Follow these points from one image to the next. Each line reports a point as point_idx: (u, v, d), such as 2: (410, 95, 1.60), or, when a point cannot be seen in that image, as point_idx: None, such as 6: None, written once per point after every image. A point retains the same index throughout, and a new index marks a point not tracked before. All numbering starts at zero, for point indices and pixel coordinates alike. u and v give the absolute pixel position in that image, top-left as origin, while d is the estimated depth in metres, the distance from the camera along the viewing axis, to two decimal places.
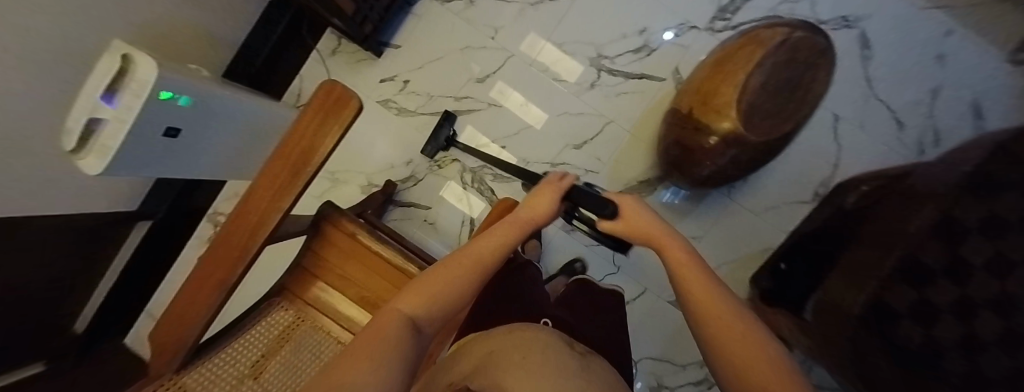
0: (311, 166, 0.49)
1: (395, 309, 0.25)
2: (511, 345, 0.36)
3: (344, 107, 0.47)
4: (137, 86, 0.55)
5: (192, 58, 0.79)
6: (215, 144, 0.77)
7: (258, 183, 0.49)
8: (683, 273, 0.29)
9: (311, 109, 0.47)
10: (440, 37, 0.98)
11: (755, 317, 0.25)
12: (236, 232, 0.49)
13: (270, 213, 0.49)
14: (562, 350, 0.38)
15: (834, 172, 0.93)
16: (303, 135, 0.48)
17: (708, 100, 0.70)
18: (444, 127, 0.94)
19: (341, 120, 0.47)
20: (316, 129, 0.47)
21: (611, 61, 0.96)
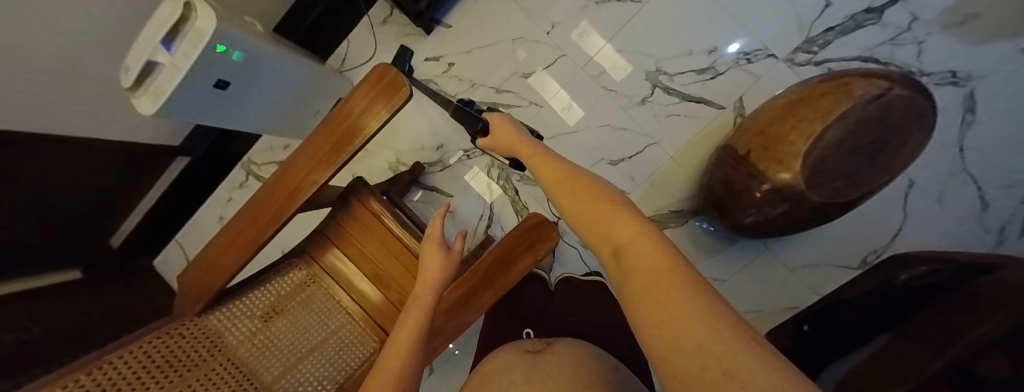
0: (349, 150, 0.48)
1: None
2: (497, 372, 0.46)
3: (387, 97, 0.47)
4: (196, 36, 0.56)
5: (250, 10, 0.80)
6: (263, 100, 0.79)
7: (297, 155, 0.50)
8: (549, 174, 0.35)
9: (353, 99, 0.47)
10: (494, 23, 0.93)
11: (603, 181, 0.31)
12: (272, 199, 0.51)
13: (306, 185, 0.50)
14: (520, 357, 0.47)
15: (891, 243, 0.84)
16: (347, 116, 0.48)
17: (771, 146, 0.64)
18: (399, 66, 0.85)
19: (382, 115, 0.47)
20: (361, 117, 0.47)
21: (669, 78, 0.89)
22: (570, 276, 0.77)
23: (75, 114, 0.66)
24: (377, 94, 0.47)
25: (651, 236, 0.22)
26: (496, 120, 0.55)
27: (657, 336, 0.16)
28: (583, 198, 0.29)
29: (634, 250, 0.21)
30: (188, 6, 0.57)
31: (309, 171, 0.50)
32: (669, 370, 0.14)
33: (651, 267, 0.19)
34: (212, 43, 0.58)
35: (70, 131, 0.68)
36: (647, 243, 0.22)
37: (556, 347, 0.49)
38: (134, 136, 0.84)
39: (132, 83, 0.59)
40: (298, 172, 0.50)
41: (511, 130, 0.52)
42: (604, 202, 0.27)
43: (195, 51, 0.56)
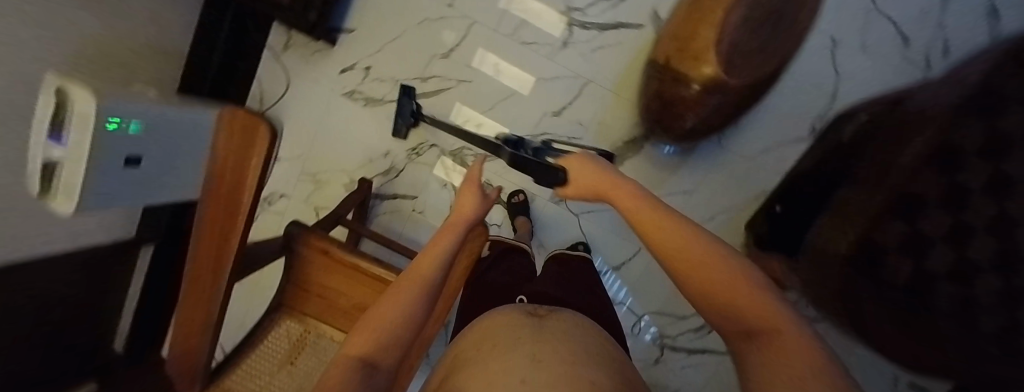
0: (244, 201, 0.50)
1: (348, 354, 0.28)
2: (477, 338, 0.44)
3: (257, 129, 0.50)
4: (82, 120, 0.54)
5: (145, 79, 0.76)
6: (180, 163, 0.77)
7: (201, 230, 0.51)
8: (661, 242, 0.27)
9: (225, 145, 0.51)
10: (395, 13, 0.89)
11: (726, 248, 0.27)
12: (202, 277, 0.51)
13: (223, 254, 0.50)
14: (523, 321, 0.44)
15: (833, 104, 0.86)
16: (229, 170, 0.51)
17: (685, 46, 0.65)
18: (405, 102, 0.89)
19: (258, 151, 0.50)
20: (241, 154, 0.50)
21: (582, 13, 0.88)
22: (563, 253, 0.80)
23: (31, 235, 0.64)
24: (250, 123, 0.51)
25: (787, 319, 0.22)
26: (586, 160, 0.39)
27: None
28: (709, 273, 0.25)
29: (769, 341, 0.21)
30: (62, 91, 0.54)
31: (221, 237, 0.50)
32: None
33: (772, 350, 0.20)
34: (99, 119, 0.55)
35: (39, 251, 0.67)
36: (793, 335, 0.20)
37: (556, 315, 0.47)
38: (87, 241, 0.82)
39: (40, 189, 0.56)
40: (209, 250, 0.51)
41: (592, 168, 0.38)
42: (738, 285, 0.24)
43: (88, 132, 0.54)
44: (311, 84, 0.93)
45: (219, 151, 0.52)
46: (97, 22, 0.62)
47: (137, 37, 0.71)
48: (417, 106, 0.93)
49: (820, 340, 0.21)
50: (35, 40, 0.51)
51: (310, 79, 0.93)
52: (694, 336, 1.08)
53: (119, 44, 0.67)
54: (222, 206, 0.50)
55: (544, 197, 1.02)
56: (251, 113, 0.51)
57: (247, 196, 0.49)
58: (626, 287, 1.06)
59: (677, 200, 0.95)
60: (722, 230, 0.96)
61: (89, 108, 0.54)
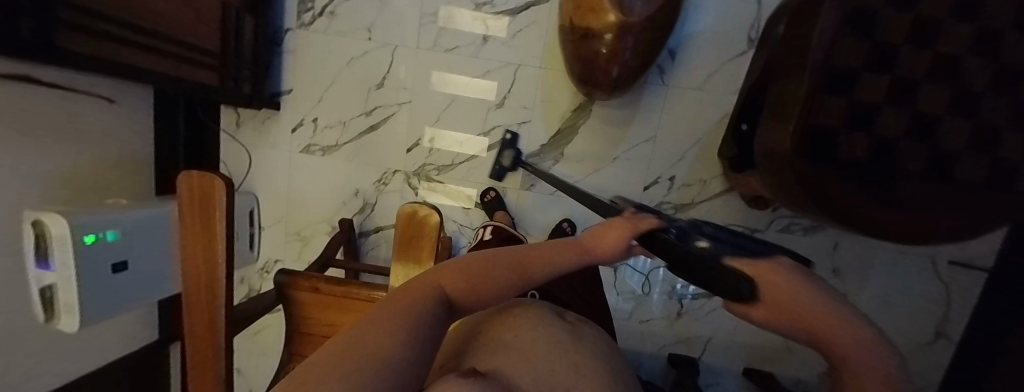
0: (219, 254, 0.50)
1: (437, 282, 0.32)
2: (505, 318, 0.41)
3: (212, 183, 0.48)
4: (59, 242, 0.59)
5: (119, 193, 0.83)
6: (169, 257, 0.82)
7: (188, 293, 0.52)
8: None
9: (186, 209, 0.49)
10: (322, 62, 0.93)
11: None
12: (200, 338, 0.52)
13: (216, 310, 0.52)
14: (555, 323, 0.41)
15: (762, 9, 0.84)
16: (195, 228, 0.50)
17: (582, 1, 0.66)
18: (506, 148, 0.95)
19: (218, 204, 0.48)
20: (203, 215, 0.49)
21: (491, 5, 0.89)
22: None
23: (45, 365, 0.70)
24: (206, 182, 0.48)
25: None
26: (801, 293, 0.19)
27: None
28: None
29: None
30: (40, 223, 0.60)
31: (208, 294, 0.51)
32: None
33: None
34: (76, 236, 0.60)
35: (57, 380, 0.72)
36: None
37: (582, 323, 0.46)
38: (115, 352, 0.88)
39: (45, 314, 0.62)
40: (201, 310, 0.52)
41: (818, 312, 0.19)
42: None
43: (69, 247, 0.60)
44: (269, 150, 0.99)
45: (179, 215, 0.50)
46: (57, 156, 0.68)
47: (100, 159, 0.78)
48: (370, 139, 0.97)
49: None
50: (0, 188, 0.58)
51: (268, 146, 0.99)
52: None
53: (82, 171, 0.74)
54: (202, 264, 0.50)
55: (514, 187, 0.99)
56: (207, 171, 0.49)
57: (222, 248, 0.50)
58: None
59: (641, 149, 0.94)
60: (695, 165, 0.94)
61: (61, 228, 0.59)
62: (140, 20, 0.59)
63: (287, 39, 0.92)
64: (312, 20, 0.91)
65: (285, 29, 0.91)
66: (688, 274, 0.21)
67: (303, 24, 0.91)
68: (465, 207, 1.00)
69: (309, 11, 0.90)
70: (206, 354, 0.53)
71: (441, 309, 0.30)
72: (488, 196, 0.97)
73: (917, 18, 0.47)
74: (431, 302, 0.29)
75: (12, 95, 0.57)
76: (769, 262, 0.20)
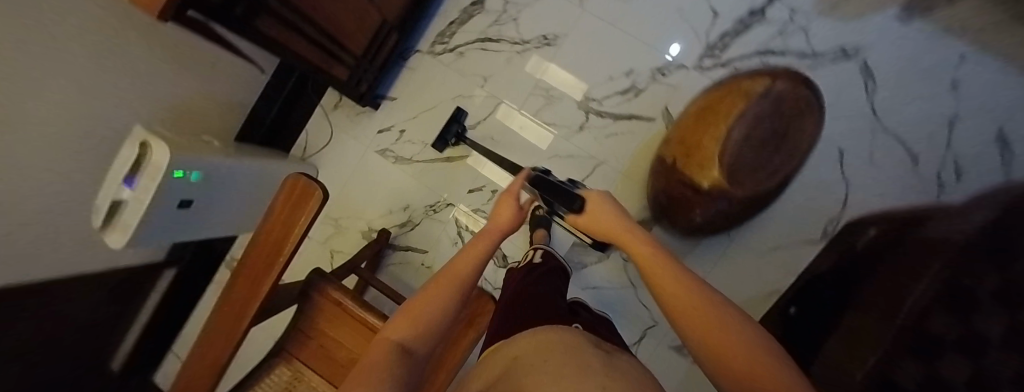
0: (281, 256, 0.60)
1: (387, 338, 0.33)
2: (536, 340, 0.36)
3: (311, 194, 0.59)
4: (153, 169, 0.63)
5: (210, 127, 0.88)
6: (228, 206, 0.85)
7: (239, 276, 0.61)
8: (653, 272, 0.31)
9: (277, 207, 0.60)
10: (433, 88, 1.01)
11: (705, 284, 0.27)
12: (224, 317, 0.61)
13: (249, 303, 0.60)
14: (589, 340, 0.38)
15: (844, 210, 0.86)
16: (277, 225, 0.60)
17: (691, 152, 0.69)
18: (455, 123, 0.97)
19: (303, 215, 0.59)
20: (291, 216, 0.60)
21: (598, 103, 0.95)
22: None
23: (59, 257, 0.72)
24: (304, 191, 0.60)
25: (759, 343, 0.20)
26: (601, 206, 0.48)
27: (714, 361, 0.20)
28: (683, 300, 0.26)
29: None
30: (144, 144, 0.65)
31: (251, 285, 0.60)
32: None
33: (700, 321, 0.23)
34: (169, 169, 0.64)
35: (56, 273, 0.73)
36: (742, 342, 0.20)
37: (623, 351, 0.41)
38: (121, 260, 0.89)
39: (102, 222, 0.64)
40: (238, 295, 0.61)
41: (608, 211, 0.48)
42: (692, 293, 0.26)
43: (157, 181, 0.62)
44: (350, 139, 1.05)
45: (273, 206, 0.61)
46: (173, 83, 0.74)
47: (207, 94, 0.84)
48: (441, 168, 1.02)
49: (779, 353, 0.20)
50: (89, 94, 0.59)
51: (351, 135, 1.04)
52: None
53: (185, 101, 0.79)
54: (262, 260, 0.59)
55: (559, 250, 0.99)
56: (308, 179, 0.60)
57: (285, 255, 0.59)
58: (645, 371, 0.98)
59: None
60: None
61: (162, 159, 0.63)
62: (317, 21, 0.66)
63: (413, 56, 1.01)
64: (443, 51, 1.00)
65: (415, 49, 1.00)
66: (563, 199, 0.53)
67: (432, 51, 1.00)
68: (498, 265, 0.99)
69: (441, 44, 0.99)
70: (227, 330, 0.61)
71: (403, 358, 0.31)
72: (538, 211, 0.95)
73: None
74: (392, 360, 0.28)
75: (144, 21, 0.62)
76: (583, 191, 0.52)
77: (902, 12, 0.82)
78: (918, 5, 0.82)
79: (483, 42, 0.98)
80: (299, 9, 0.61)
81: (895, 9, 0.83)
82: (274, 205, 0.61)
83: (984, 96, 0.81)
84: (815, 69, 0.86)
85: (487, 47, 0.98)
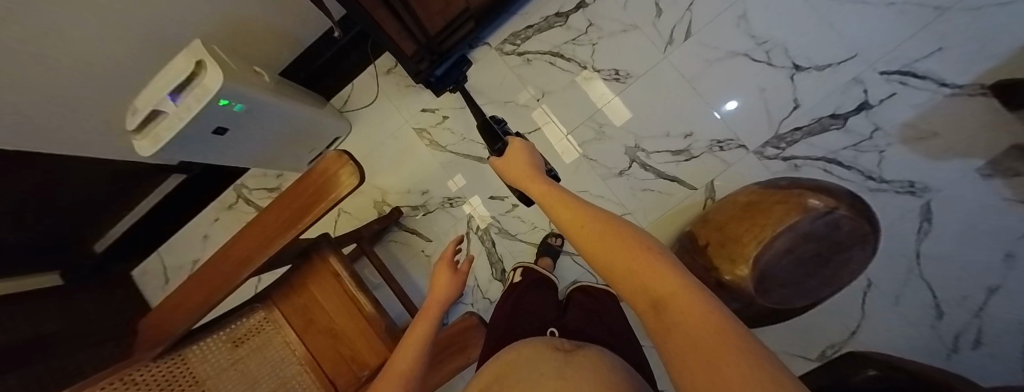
0: (298, 226, 0.60)
1: None
2: (512, 367, 0.41)
3: (344, 173, 0.58)
4: (201, 92, 0.62)
5: (258, 53, 0.86)
6: (256, 141, 0.83)
7: (248, 229, 0.61)
8: (555, 206, 0.35)
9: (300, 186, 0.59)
10: (487, 84, 0.98)
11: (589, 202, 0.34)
12: (223, 265, 0.61)
13: (250, 259, 0.60)
14: (553, 357, 0.41)
15: (849, 340, 0.85)
16: (302, 192, 0.59)
17: (727, 245, 0.67)
18: (455, 70, 0.96)
19: (334, 194, 0.58)
20: (319, 189, 0.59)
21: (646, 154, 0.92)
22: (588, 285, 0.75)
23: (72, 137, 0.70)
24: (336, 166, 0.59)
25: (648, 249, 0.24)
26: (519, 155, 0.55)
27: (619, 274, 0.23)
28: (586, 228, 0.29)
29: (673, 301, 0.19)
30: (200, 63, 0.64)
31: (261, 241, 0.60)
32: (657, 316, 0.19)
33: (596, 231, 0.28)
34: (217, 97, 0.63)
35: (60, 152, 0.71)
36: (632, 248, 0.24)
37: (586, 351, 0.44)
38: (134, 156, 0.88)
39: (135, 126, 0.63)
40: (242, 247, 0.61)
41: (525, 162, 0.53)
42: (584, 216, 0.31)
43: (201, 103, 0.61)
44: (393, 109, 1.04)
45: (307, 170, 0.60)
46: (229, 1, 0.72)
47: (266, 21, 0.82)
48: (470, 166, 1.00)
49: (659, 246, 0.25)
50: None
51: (394, 104, 1.03)
52: None
53: (239, 24, 0.77)
54: (279, 221, 0.60)
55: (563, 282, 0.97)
56: (348, 155, 0.59)
57: (303, 224, 0.59)
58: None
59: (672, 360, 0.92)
60: None
61: (212, 85, 0.62)
62: None
63: (480, 48, 0.99)
64: (510, 53, 0.98)
65: (484, 42, 0.99)
66: None
67: (501, 49, 0.98)
68: (495, 278, 0.98)
69: (512, 45, 0.97)
70: (222, 280, 0.61)
71: None
72: (550, 239, 0.94)
73: None
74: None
75: None
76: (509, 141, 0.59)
77: (984, 167, 0.79)
78: (1003, 166, 0.78)
79: (552, 56, 0.96)
80: None
81: (977, 162, 0.79)
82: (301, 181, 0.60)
83: None
84: (876, 194, 0.83)
85: (555, 62, 0.96)
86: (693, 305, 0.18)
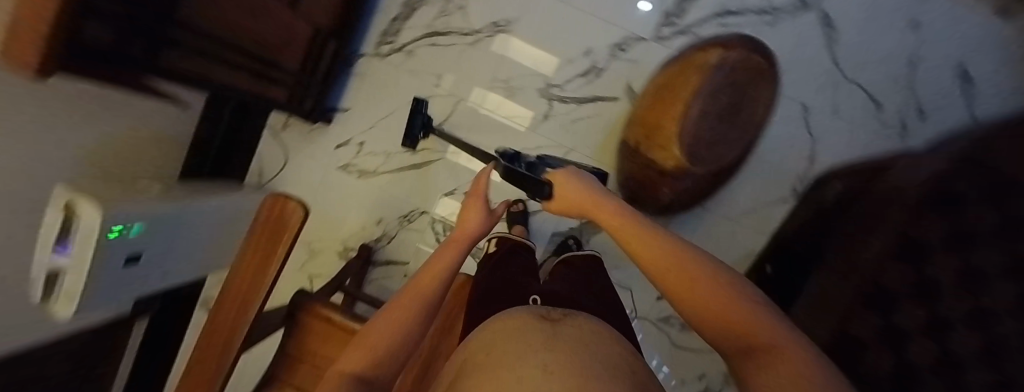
0: (274, 257, 0.58)
1: (339, 372, 0.28)
2: (495, 336, 0.41)
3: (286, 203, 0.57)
4: (84, 235, 0.55)
5: (147, 171, 0.79)
6: (183, 247, 0.79)
7: (226, 288, 0.57)
8: (629, 236, 0.32)
9: (259, 230, 0.58)
10: (385, 93, 0.95)
11: (676, 238, 0.30)
12: (215, 335, 0.57)
13: (242, 317, 0.57)
14: (539, 325, 0.41)
15: (811, 167, 0.87)
16: (265, 227, 0.58)
17: (651, 135, 0.68)
18: (418, 115, 0.90)
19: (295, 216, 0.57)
20: (276, 220, 0.58)
21: (560, 88, 0.91)
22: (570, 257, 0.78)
23: None
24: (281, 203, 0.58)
25: (743, 300, 0.24)
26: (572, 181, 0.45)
27: (713, 318, 0.24)
28: (678, 275, 0.27)
29: (769, 357, 0.20)
30: (70, 203, 0.56)
31: (245, 295, 0.57)
32: (760, 372, 0.20)
33: (687, 282, 0.26)
34: (105, 229, 0.56)
35: None
36: (727, 295, 0.24)
37: (572, 319, 0.44)
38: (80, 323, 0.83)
39: (43, 295, 0.58)
40: (229, 310, 0.57)
41: (580, 193, 0.42)
42: (677, 257, 0.28)
43: (92, 240, 0.55)
44: (309, 159, 1.00)
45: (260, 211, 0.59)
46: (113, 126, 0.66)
47: (149, 127, 0.75)
48: (409, 176, 0.98)
49: (760, 301, 0.24)
50: (37, 155, 0.52)
51: (308, 153, 1.00)
52: None
53: (126, 142, 0.71)
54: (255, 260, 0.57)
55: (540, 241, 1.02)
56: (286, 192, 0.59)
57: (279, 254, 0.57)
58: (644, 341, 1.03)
59: None
60: None
61: (94, 220, 0.56)
62: (240, 36, 0.59)
63: (360, 61, 0.94)
64: (391, 52, 0.94)
65: (360, 54, 0.94)
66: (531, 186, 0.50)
67: (380, 53, 0.94)
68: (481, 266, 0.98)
69: (388, 44, 0.93)
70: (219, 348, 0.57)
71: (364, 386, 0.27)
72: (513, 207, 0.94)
73: (966, 265, 0.50)
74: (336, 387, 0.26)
75: (72, 90, 0.53)
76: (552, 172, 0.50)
77: None
78: None
79: (431, 37, 0.92)
80: (207, 35, 0.52)
81: None
82: (257, 222, 0.59)
83: (940, 34, 0.81)
84: (776, 24, 0.83)
85: (437, 42, 0.92)
86: (790, 358, 0.19)
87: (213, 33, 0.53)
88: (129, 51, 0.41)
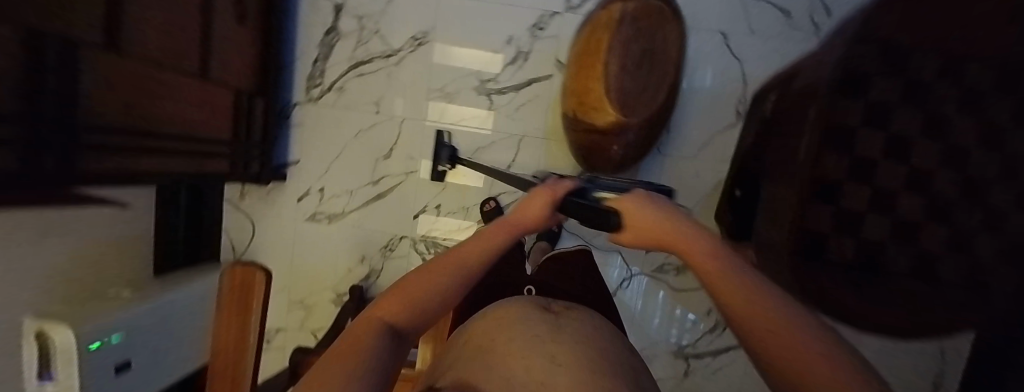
0: (252, 312, 0.69)
1: (376, 317, 0.29)
2: (492, 322, 0.43)
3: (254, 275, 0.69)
4: (64, 354, 0.55)
5: (116, 277, 0.79)
6: (171, 341, 0.78)
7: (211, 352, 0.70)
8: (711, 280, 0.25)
9: (224, 306, 0.70)
10: (330, 134, 0.95)
11: (788, 301, 0.22)
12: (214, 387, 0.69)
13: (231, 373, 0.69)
14: (541, 316, 0.42)
15: (746, 87, 0.90)
16: (229, 302, 0.69)
17: (583, 100, 0.70)
18: (443, 149, 0.93)
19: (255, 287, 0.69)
20: (241, 294, 0.68)
21: (494, 81, 0.92)
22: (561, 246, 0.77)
23: None
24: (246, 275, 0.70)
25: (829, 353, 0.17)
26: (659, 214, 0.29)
27: (780, 367, 0.18)
28: (748, 316, 0.21)
29: None
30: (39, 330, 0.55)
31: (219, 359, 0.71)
32: None
33: (767, 331, 0.19)
34: (83, 343, 0.56)
35: None
36: (809, 344, 0.18)
37: (572, 312, 0.46)
38: None
39: None
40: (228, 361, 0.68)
41: (652, 216, 0.28)
42: (759, 305, 0.21)
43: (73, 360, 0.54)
44: (276, 219, 1.00)
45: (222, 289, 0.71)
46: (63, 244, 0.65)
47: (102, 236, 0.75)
48: (377, 206, 0.99)
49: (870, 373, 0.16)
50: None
51: (273, 214, 1.00)
52: (710, 337, 1.07)
53: (83, 258, 0.70)
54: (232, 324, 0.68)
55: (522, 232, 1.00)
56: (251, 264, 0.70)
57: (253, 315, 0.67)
58: (649, 294, 1.07)
59: None
60: None
61: (68, 339, 0.55)
62: (155, 122, 0.60)
63: (296, 111, 0.95)
64: (322, 94, 0.94)
65: (294, 103, 0.95)
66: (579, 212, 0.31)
67: (312, 98, 0.94)
68: None
69: (317, 87, 0.94)
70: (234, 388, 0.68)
71: (388, 337, 0.27)
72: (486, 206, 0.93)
73: (891, 136, 0.53)
74: (377, 333, 0.27)
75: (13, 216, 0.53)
76: (624, 196, 0.31)
77: None
78: None
79: (357, 68, 0.93)
80: (118, 129, 0.52)
81: None
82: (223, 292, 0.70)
83: None
84: None
85: (362, 71, 0.93)
86: None
87: (123, 126, 0.53)
88: (39, 165, 0.41)
